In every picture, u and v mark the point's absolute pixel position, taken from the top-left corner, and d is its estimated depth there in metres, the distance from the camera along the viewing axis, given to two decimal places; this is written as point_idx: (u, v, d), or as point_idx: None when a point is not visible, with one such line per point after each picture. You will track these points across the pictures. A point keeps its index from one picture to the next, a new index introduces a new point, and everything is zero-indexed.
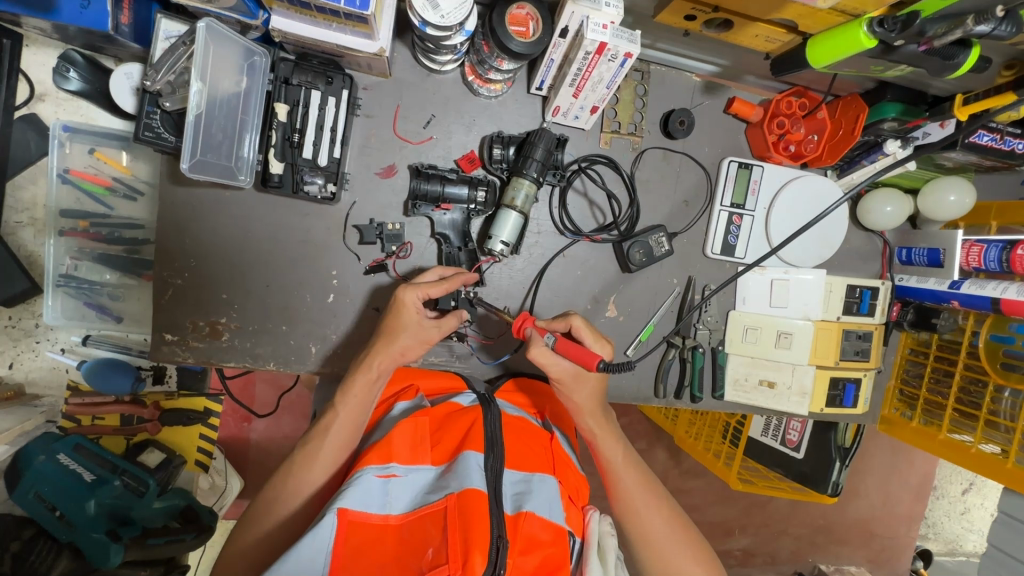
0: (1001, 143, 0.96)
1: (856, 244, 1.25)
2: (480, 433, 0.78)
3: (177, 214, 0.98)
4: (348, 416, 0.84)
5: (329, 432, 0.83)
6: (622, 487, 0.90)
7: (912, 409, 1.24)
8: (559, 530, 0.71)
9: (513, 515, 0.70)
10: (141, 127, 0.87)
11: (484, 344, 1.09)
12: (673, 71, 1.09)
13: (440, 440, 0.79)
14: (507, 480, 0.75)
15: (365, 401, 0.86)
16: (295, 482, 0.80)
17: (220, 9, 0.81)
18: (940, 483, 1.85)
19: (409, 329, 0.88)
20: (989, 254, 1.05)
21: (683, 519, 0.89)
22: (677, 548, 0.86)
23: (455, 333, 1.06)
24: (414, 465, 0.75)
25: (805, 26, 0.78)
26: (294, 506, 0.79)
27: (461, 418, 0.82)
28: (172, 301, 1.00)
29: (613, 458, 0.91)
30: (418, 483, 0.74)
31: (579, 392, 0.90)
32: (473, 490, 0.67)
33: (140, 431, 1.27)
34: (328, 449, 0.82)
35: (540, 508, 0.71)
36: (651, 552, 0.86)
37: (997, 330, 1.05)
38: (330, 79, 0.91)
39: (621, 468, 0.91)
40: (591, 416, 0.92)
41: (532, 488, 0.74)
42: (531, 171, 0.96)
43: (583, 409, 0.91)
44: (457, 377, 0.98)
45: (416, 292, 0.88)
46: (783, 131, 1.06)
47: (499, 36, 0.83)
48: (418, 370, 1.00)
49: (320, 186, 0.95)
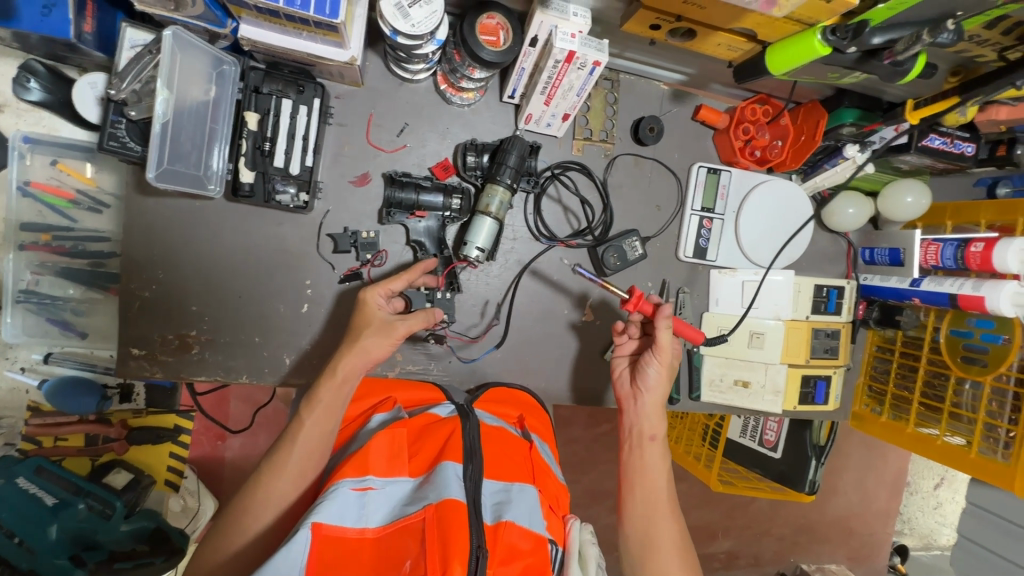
0: (952, 145, 1.02)
1: (822, 245, 1.29)
2: (459, 443, 0.78)
3: (145, 225, 0.96)
4: (316, 429, 0.82)
5: (294, 445, 0.80)
6: (643, 499, 0.89)
7: (881, 405, 1.28)
8: (539, 539, 0.70)
9: (493, 525, 0.70)
10: (107, 137, 0.86)
11: (463, 344, 1.09)
12: (643, 80, 1.12)
13: (419, 451, 0.79)
14: (486, 491, 0.75)
15: (331, 409, 0.84)
16: (261, 496, 0.78)
17: (187, 18, 0.80)
18: (913, 478, 1.90)
19: (372, 329, 0.87)
20: (946, 251, 1.10)
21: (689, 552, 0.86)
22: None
23: (432, 333, 1.06)
24: (391, 478, 0.74)
25: (763, 34, 0.80)
26: (264, 521, 0.77)
27: (439, 428, 0.81)
28: (139, 314, 0.97)
29: (647, 468, 0.91)
30: (396, 494, 0.73)
31: (661, 383, 0.96)
32: (452, 500, 0.67)
33: (107, 451, 1.22)
34: (295, 459, 0.80)
35: (521, 517, 0.71)
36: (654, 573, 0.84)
37: (957, 325, 1.11)
38: (302, 88, 0.92)
39: (650, 480, 0.90)
40: (651, 415, 0.95)
41: (512, 496, 0.74)
42: (506, 177, 0.97)
43: (652, 404, 0.95)
44: (436, 389, 0.97)
45: (377, 291, 0.90)
46: (750, 136, 1.10)
47: (471, 45, 0.85)
48: (395, 382, 1.00)
49: (292, 195, 0.94)
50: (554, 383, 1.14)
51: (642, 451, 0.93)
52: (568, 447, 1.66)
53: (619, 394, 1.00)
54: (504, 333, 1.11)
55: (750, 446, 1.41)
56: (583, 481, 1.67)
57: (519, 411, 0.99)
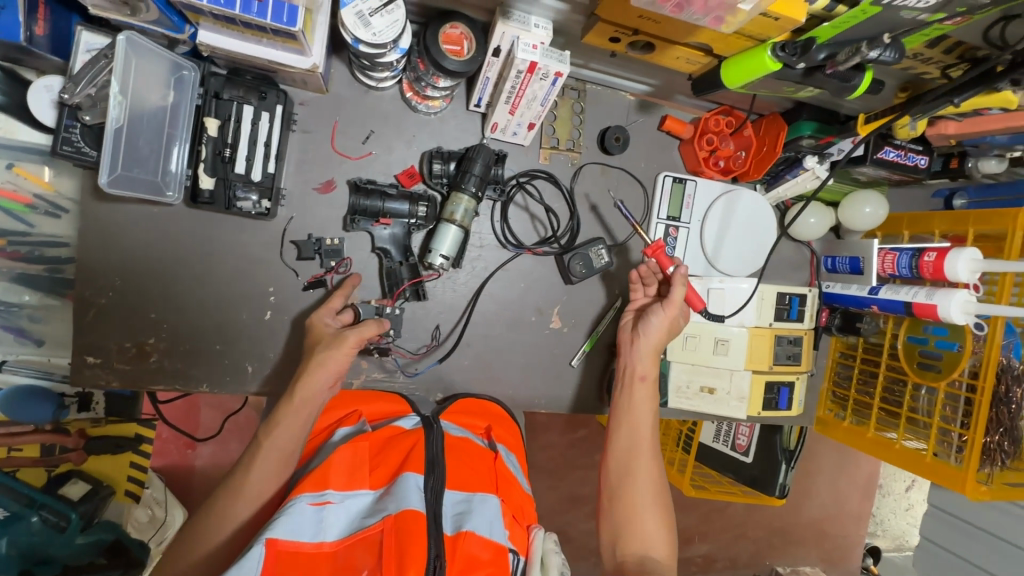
0: (906, 158, 1.05)
1: (786, 254, 1.32)
2: (421, 455, 0.78)
3: (101, 231, 0.94)
4: (276, 446, 0.80)
5: (254, 463, 0.79)
6: (626, 437, 0.92)
7: (844, 410, 1.31)
8: (499, 549, 0.70)
9: (452, 536, 0.69)
10: (60, 141, 0.84)
11: (406, 360, 1.09)
12: (609, 90, 1.13)
13: (380, 463, 0.79)
14: (447, 501, 0.74)
15: (297, 428, 0.82)
16: (216, 517, 0.76)
17: (144, 23, 0.79)
18: (885, 480, 1.94)
19: (325, 343, 0.89)
20: (902, 260, 1.12)
21: (662, 494, 0.88)
22: (648, 515, 0.86)
23: (375, 346, 1.04)
24: (351, 491, 0.73)
25: (718, 49, 0.82)
26: (217, 540, 0.75)
27: (402, 441, 0.81)
28: (95, 321, 0.96)
29: (633, 409, 0.94)
30: (355, 508, 0.72)
31: (659, 330, 0.98)
32: (410, 510, 0.67)
33: (63, 462, 1.18)
34: (253, 481, 0.78)
35: (480, 527, 0.70)
36: (626, 507, 0.87)
37: (913, 332, 1.13)
38: (264, 94, 0.90)
39: (635, 420, 0.93)
40: (646, 359, 0.97)
41: (472, 507, 0.73)
42: (470, 185, 0.97)
43: (646, 349, 0.98)
44: (402, 401, 0.96)
45: (324, 313, 0.93)
46: (713, 147, 1.13)
47: (433, 54, 0.85)
48: (363, 395, 0.99)
49: (254, 202, 0.93)
50: (522, 390, 1.15)
51: (630, 390, 0.96)
52: (544, 452, 1.67)
53: (621, 340, 1.04)
54: (448, 352, 1.10)
55: (723, 451, 1.43)
56: (559, 487, 1.68)
57: (486, 422, 0.99)
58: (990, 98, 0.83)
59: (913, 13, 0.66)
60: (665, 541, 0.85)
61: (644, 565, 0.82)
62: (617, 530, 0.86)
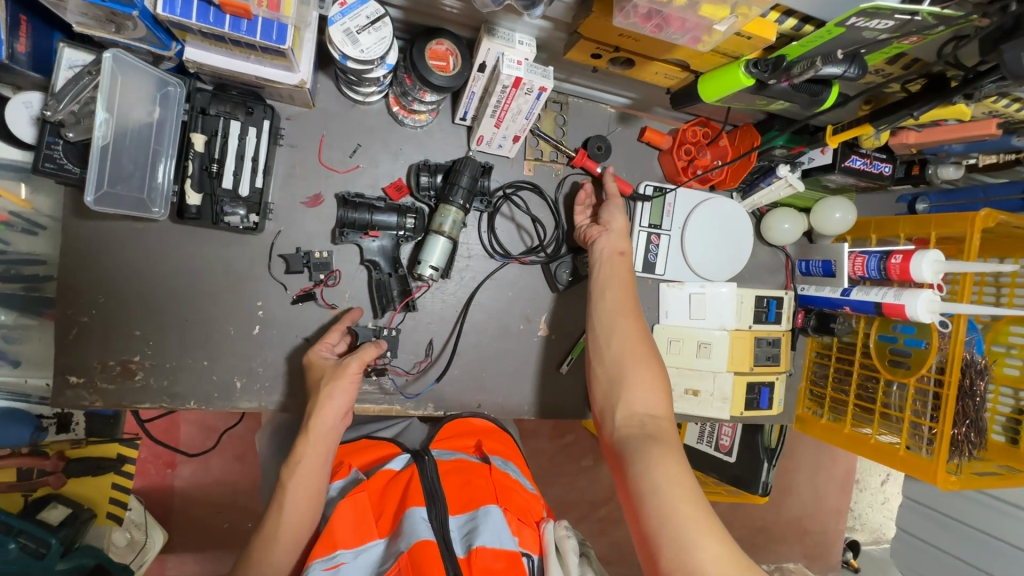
0: (871, 166, 1.11)
1: (762, 259, 1.36)
2: (419, 488, 0.79)
3: (84, 248, 0.93)
4: (302, 485, 0.78)
5: (284, 503, 0.77)
6: (610, 306, 0.94)
7: (821, 407, 1.36)
8: (513, 556, 0.71)
9: (466, 557, 0.71)
10: (42, 158, 0.83)
11: (406, 381, 1.10)
12: (590, 103, 1.17)
13: (384, 508, 0.80)
14: (455, 526, 0.77)
15: (315, 463, 0.80)
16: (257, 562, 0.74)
17: (129, 39, 0.79)
18: (861, 475, 2.00)
19: (326, 373, 0.90)
20: (870, 263, 1.18)
21: (652, 355, 0.87)
22: (641, 376, 0.85)
23: (374, 368, 1.04)
24: (362, 546, 0.74)
25: (696, 64, 0.85)
26: None
27: (398, 480, 0.82)
28: (77, 341, 0.94)
29: (612, 279, 0.97)
30: (369, 561, 0.72)
31: (617, 213, 1.05)
32: (422, 541, 0.69)
33: (42, 486, 1.15)
34: (284, 540, 0.75)
35: (489, 539, 0.72)
36: (616, 373, 0.87)
37: (884, 331, 1.19)
38: (251, 109, 0.91)
39: (617, 290, 0.96)
40: (621, 237, 1.03)
41: (479, 522, 0.75)
42: (458, 198, 0.99)
43: (615, 228, 1.03)
44: (388, 442, 0.94)
45: (322, 349, 0.95)
46: (692, 156, 1.16)
47: (420, 70, 0.87)
48: (350, 444, 0.96)
49: (242, 217, 0.93)
50: (512, 399, 1.16)
51: (609, 263, 1.00)
52: (533, 460, 1.67)
53: (585, 232, 1.09)
54: (443, 370, 1.11)
55: (707, 451, 1.47)
56: (548, 494, 1.68)
57: (476, 439, 0.99)
58: (946, 110, 0.89)
59: (875, 34, 0.69)
60: (661, 400, 0.84)
61: (645, 425, 0.81)
62: (613, 397, 0.86)
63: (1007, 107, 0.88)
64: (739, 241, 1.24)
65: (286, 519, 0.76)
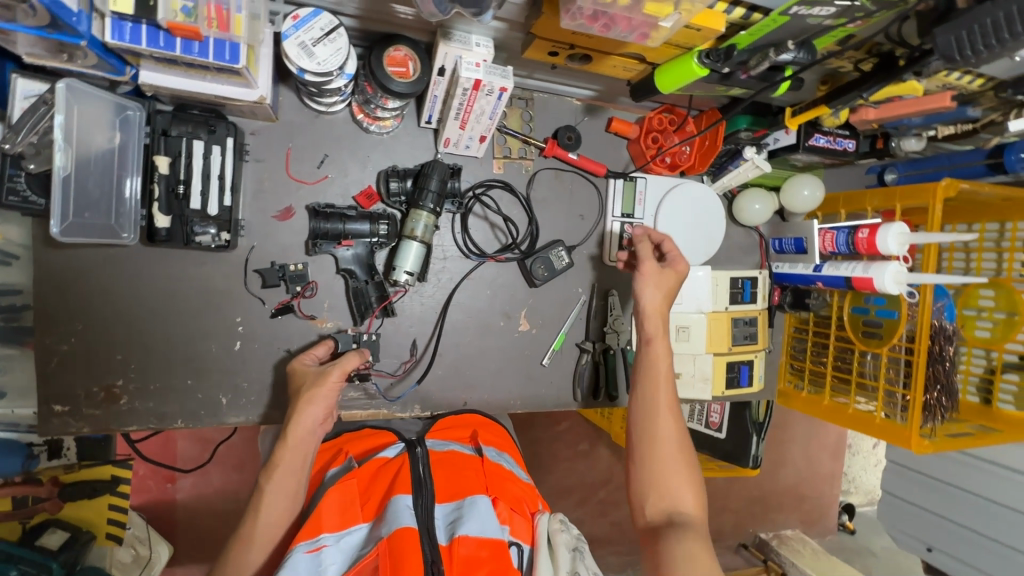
0: (835, 143, 1.12)
1: (737, 239, 1.38)
2: (407, 476, 0.81)
3: (57, 277, 0.93)
4: (281, 489, 0.80)
5: (262, 509, 0.79)
6: (648, 404, 0.88)
7: (802, 380, 1.39)
8: (497, 544, 0.73)
9: (448, 544, 0.74)
10: (5, 192, 0.83)
11: (388, 383, 1.11)
12: (555, 98, 1.17)
13: (370, 496, 0.82)
14: (441, 514, 0.79)
15: (296, 469, 0.82)
16: (234, 564, 0.78)
17: (82, 68, 0.78)
18: (853, 440, 2.05)
19: (308, 380, 0.90)
20: (840, 238, 1.20)
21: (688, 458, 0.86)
22: (676, 478, 0.84)
23: (358, 374, 1.06)
24: (345, 530, 0.76)
25: (651, 57, 0.86)
26: None
27: (388, 469, 0.84)
28: (59, 369, 0.95)
29: (648, 371, 0.91)
30: (350, 544, 0.75)
31: (647, 288, 0.95)
32: (403, 529, 0.71)
33: (39, 512, 1.20)
34: (262, 527, 0.79)
35: (472, 528, 0.74)
36: (654, 473, 0.84)
37: (856, 303, 1.22)
38: (213, 127, 0.91)
39: (653, 386, 0.89)
40: (650, 321, 0.94)
41: (464, 512, 0.77)
42: (428, 202, 1.00)
43: (648, 310, 0.94)
44: (387, 430, 0.96)
45: (306, 359, 0.96)
46: (659, 144, 1.16)
47: (380, 78, 0.87)
48: (350, 432, 0.99)
49: (213, 236, 0.93)
50: (498, 393, 1.18)
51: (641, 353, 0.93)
52: (531, 448, 1.70)
53: None
54: (424, 371, 1.13)
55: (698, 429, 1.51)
56: (548, 481, 1.71)
57: (470, 429, 1.01)
58: (899, 87, 0.92)
59: (818, 20, 0.71)
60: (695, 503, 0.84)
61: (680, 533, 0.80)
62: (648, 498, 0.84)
63: (959, 79, 0.90)
64: (711, 226, 1.25)
65: (262, 521, 0.79)
